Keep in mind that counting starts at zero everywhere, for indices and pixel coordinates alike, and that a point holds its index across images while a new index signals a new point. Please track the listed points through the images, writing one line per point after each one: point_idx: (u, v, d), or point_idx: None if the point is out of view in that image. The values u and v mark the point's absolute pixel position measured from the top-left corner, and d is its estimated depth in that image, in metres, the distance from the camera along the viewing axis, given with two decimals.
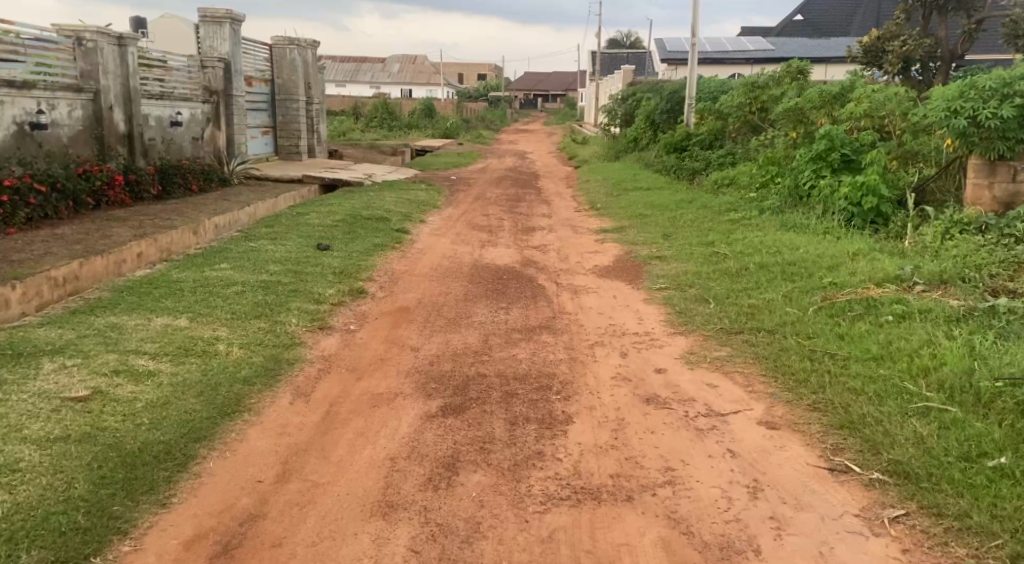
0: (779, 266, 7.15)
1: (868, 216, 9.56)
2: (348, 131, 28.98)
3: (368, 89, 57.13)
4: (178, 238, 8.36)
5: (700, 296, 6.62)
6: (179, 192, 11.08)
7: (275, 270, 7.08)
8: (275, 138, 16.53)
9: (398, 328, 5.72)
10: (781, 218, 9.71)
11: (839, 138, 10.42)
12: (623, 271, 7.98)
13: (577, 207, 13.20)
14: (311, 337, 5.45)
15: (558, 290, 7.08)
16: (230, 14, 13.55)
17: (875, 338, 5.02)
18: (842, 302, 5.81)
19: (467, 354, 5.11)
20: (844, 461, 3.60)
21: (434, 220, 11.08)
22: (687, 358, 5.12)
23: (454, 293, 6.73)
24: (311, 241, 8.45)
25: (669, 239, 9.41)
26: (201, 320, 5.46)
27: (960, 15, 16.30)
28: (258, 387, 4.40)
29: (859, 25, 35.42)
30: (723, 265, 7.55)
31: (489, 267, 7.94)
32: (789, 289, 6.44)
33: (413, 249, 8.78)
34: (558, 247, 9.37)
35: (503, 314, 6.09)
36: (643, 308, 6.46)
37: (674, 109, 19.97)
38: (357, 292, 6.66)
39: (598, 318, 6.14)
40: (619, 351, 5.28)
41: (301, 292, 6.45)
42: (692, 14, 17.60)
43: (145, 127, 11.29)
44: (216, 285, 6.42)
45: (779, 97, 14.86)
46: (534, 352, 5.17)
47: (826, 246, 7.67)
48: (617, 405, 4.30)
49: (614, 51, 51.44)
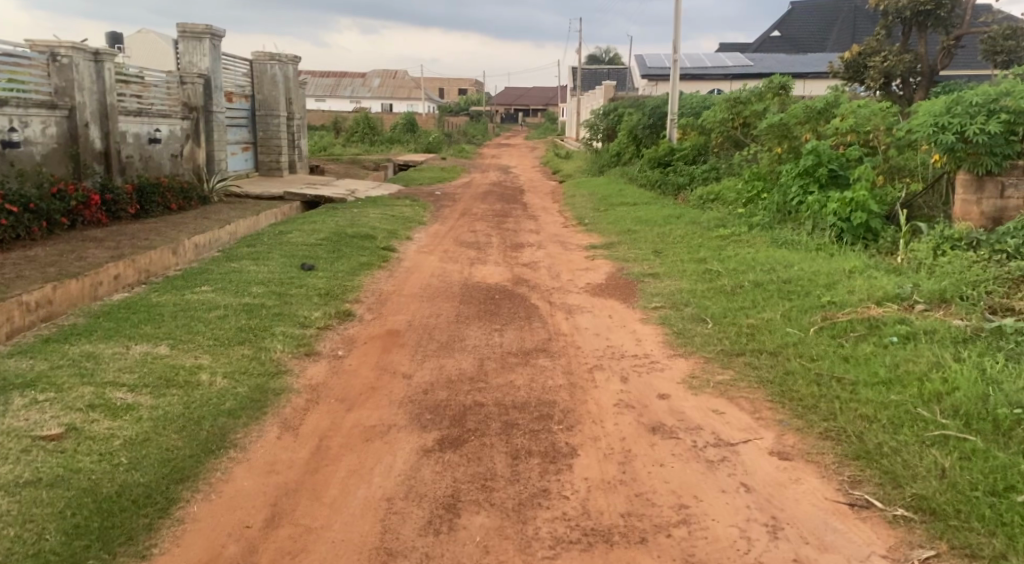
0: (775, 284, 7.00)
1: (857, 231, 9.42)
2: (328, 146, 28.74)
3: (347, 103, 56.90)
4: (156, 258, 8.10)
5: (697, 316, 6.45)
6: (157, 210, 10.81)
7: (258, 292, 6.84)
8: (255, 154, 16.27)
9: (388, 353, 5.50)
10: (772, 234, 9.60)
11: (827, 154, 10.35)
12: (616, 289, 7.81)
13: (564, 223, 13.05)
14: (298, 365, 5.22)
15: (551, 310, 6.89)
16: (210, 29, 13.34)
17: (881, 360, 4.86)
18: (843, 322, 5.65)
19: (461, 381, 4.90)
20: (864, 496, 3.42)
21: (420, 237, 10.88)
22: (689, 382, 4.94)
23: (444, 315, 6.53)
24: (295, 261, 8.22)
25: (660, 255, 9.26)
26: (182, 347, 5.22)
27: (940, 31, 16.30)
28: (244, 420, 4.17)
29: (836, 40, 35.72)
30: (717, 282, 7.40)
31: (479, 286, 7.74)
32: (787, 308, 6.29)
33: (400, 268, 8.57)
34: (548, 264, 9.20)
35: (496, 337, 5.89)
36: (640, 328, 6.30)
37: (656, 125, 19.94)
38: (344, 315, 6.44)
39: (595, 340, 5.96)
40: (619, 376, 5.09)
41: (286, 315, 6.22)
42: (673, 30, 17.62)
43: (122, 145, 11.02)
44: (197, 309, 6.17)
45: (763, 112, 14.85)
46: (531, 378, 4.97)
47: (820, 263, 7.55)
48: (621, 434, 4.11)
49: (593, 66, 51.60)
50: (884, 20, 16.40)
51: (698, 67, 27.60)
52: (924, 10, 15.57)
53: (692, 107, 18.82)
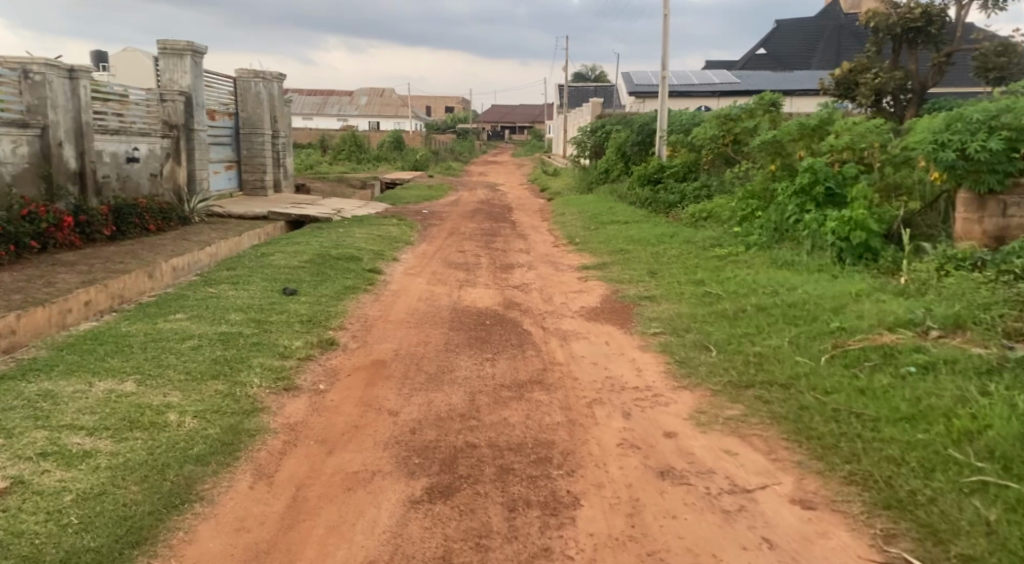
0: (779, 308, 6.70)
1: (856, 251, 9.15)
2: (314, 163, 28.41)
3: (335, 121, 56.68)
4: (130, 283, 7.72)
5: (699, 343, 6.13)
6: (135, 232, 10.43)
7: (236, 320, 6.47)
8: (238, 172, 15.91)
9: (373, 387, 5.15)
10: (770, 255, 9.32)
11: (824, 171, 10.09)
12: (612, 312, 7.49)
13: (554, 242, 12.75)
14: (275, 401, 4.86)
15: (545, 336, 6.56)
16: (191, 46, 12.99)
17: (902, 393, 4.55)
18: (856, 351, 5.35)
19: (452, 417, 4.55)
20: (901, 555, 3.14)
21: (407, 258, 10.54)
22: (697, 418, 4.62)
23: (433, 343, 6.17)
24: (276, 285, 7.85)
25: (656, 276, 8.97)
26: (151, 383, 4.84)
27: (930, 48, 16.17)
28: (213, 467, 3.80)
29: (822, 56, 35.72)
30: (718, 306, 7.10)
31: (469, 310, 7.41)
32: (794, 335, 5.99)
33: (386, 292, 8.23)
34: (540, 286, 8.88)
35: (489, 367, 5.54)
36: (640, 356, 5.97)
37: (645, 142, 19.55)
38: (327, 343, 6.08)
39: (593, 370, 5.63)
40: (621, 411, 4.76)
41: (265, 345, 5.85)
42: (662, 47, 17.47)
43: (98, 164, 10.66)
44: (169, 339, 5.79)
45: (754, 129, 14.62)
46: (527, 414, 4.63)
47: (824, 286, 7.27)
48: (627, 481, 3.78)
49: (580, 84, 51.58)
50: (875, 37, 16.27)
51: (686, 84, 27.48)
52: (914, 27, 15.45)
53: (681, 124, 18.46)
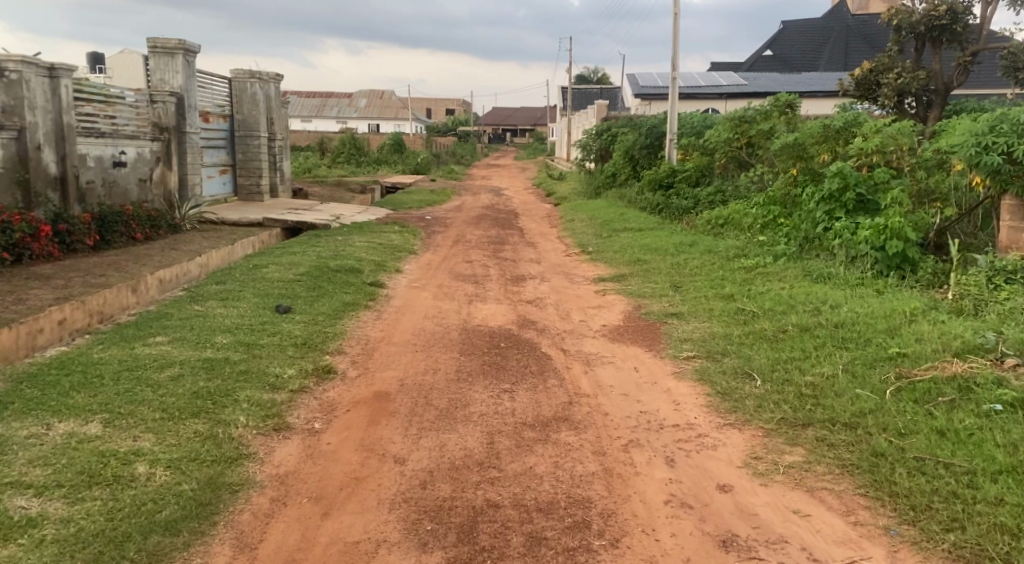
0: (825, 330, 6.05)
1: (891, 262, 8.53)
2: (313, 167, 27.75)
3: (335, 124, 56.16)
4: (112, 298, 7.10)
5: (739, 371, 5.49)
6: (121, 240, 9.79)
7: (222, 343, 5.83)
8: (233, 177, 15.25)
9: (376, 426, 4.50)
10: (802, 266, 8.68)
11: (854, 175, 9.43)
12: (637, 332, 6.84)
13: (565, 250, 12.12)
14: (263, 444, 4.21)
15: (567, 361, 5.90)
16: (183, 45, 12.36)
17: (993, 437, 3.91)
18: (925, 383, 4.69)
19: (468, 466, 3.91)
20: None
21: (411, 268, 9.90)
22: (754, 467, 3.99)
23: (443, 370, 5.52)
24: (269, 302, 7.21)
25: (679, 290, 8.33)
26: (120, 423, 4.20)
27: (955, 47, 15.50)
28: (185, 539, 3.21)
29: (828, 59, 35.06)
30: (754, 326, 6.46)
31: (481, 330, 6.77)
32: (847, 362, 5.34)
33: (390, 308, 7.59)
34: (554, 301, 8.24)
35: (507, 400, 4.90)
36: (675, 386, 5.32)
37: (654, 144, 18.98)
38: (324, 371, 5.43)
39: (624, 403, 4.97)
40: (663, 456, 4.13)
41: (254, 375, 5.20)
42: (673, 48, 16.90)
43: (82, 169, 10.03)
44: (146, 368, 5.14)
45: (770, 132, 13.97)
46: (555, 461, 3.99)
47: (870, 303, 6.62)
48: (683, 555, 3.21)
49: (582, 87, 50.95)
50: (896, 35, 15.64)
51: (692, 86, 26.84)
52: (940, 25, 14.84)
53: (691, 128, 18.08)
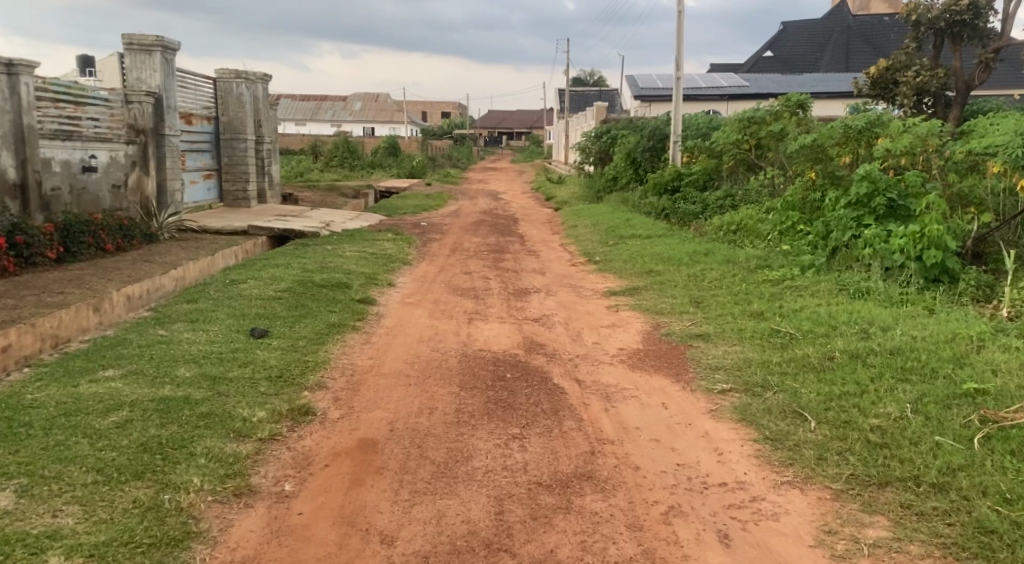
0: (879, 358, 5.26)
1: (930, 273, 7.78)
2: (305, 171, 26.91)
3: (329, 126, 55.54)
4: (69, 319, 6.29)
5: (787, 410, 4.68)
6: (88, 252, 8.96)
7: (185, 377, 5.01)
8: (218, 182, 14.41)
9: (360, 487, 3.71)
10: (835, 279, 7.89)
11: (884, 179, 8.59)
12: (660, 357, 6.05)
13: (570, 260, 11.34)
14: (218, 515, 3.43)
15: (583, 395, 5.10)
16: (161, 41, 11.51)
17: None
18: (1021, 431, 3.91)
19: (473, 551, 3.18)
20: None
21: (404, 281, 9.10)
22: (831, 547, 3.25)
23: (441, 409, 4.71)
24: (245, 324, 6.39)
25: (701, 306, 7.55)
26: (41, 492, 3.41)
27: (976, 44, 14.64)
28: None
29: (830, 61, 34.30)
30: (794, 352, 5.66)
31: (484, 356, 5.98)
32: (914, 400, 4.54)
33: (381, 329, 6.79)
34: (563, 319, 7.44)
35: (517, 449, 4.11)
36: (714, 429, 4.52)
37: (657, 147, 18.12)
38: (300, 412, 4.61)
39: (657, 453, 4.18)
40: (714, 530, 3.38)
41: (217, 419, 4.39)
42: (678, 46, 16.12)
43: (45, 175, 9.22)
44: (88, 411, 4.32)
45: (780, 134, 13.07)
46: (581, 542, 3.26)
47: (922, 326, 5.82)
48: None
49: (580, 90, 50.24)
50: (913, 32, 14.89)
51: (693, 87, 26.08)
52: (960, 20, 14.06)
53: (696, 129, 17.45)
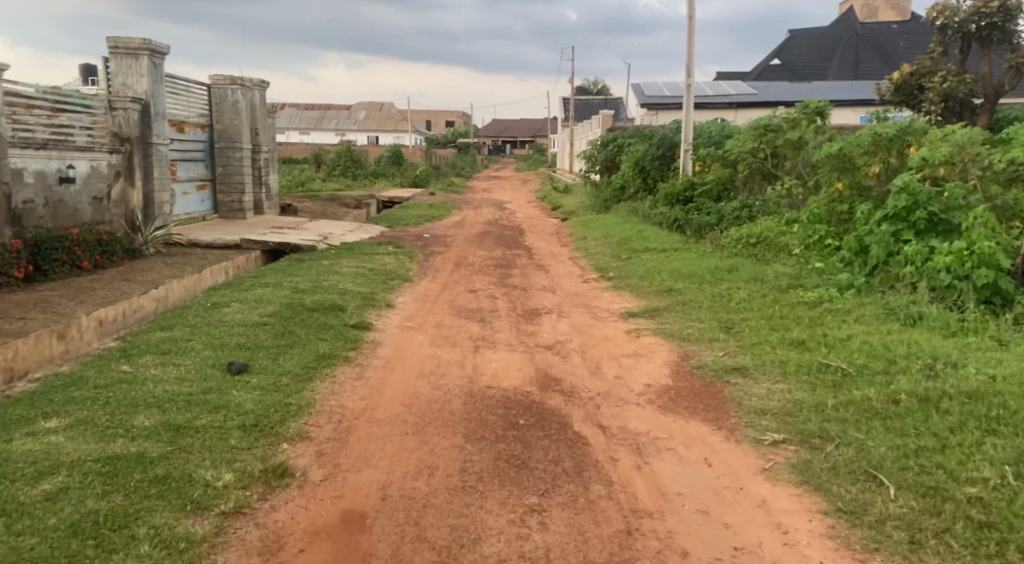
0: (955, 404, 4.46)
1: (981, 294, 6.99)
2: (306, 180, 26.21)
3: (333, 136, 55.04)
4: (26, 351, 5.55)
5: (857, 470, 3.88)
6: (61, 271, 8.23)
7: (144, 427, 4.25)
8: (212, 192, 13.69)
9: None
10: (880, 302, 7.08)
11: (923, 192, 7.69)
12: (695, 397, 5.28)
13: (582, 276, 10.60)
14: None
15: (610, 448, 4.33)
16: (149, 45, 10.78)
17: None
18: None
19: None
20: None
21: (404, 302, 8.35)
22: None
23: (443, 469, 3.94)
24: (222, 357, 5.64)
25: (732, 333, 6.77)
26: None
27: (1005, 48, 13.85)
28: None
29: (839, 67, 33.51)
30: (852, 394, 4.86)
31: (492, 395, 5.20)
32: (1012, 460, 3.75)
33: (377, 360, 6.03)
34: (579, 347, 6.67)
35: (536, 528, 3.36)
36: (773, 496, 3.75)
37: (666, 156, 17.44)
38: (276, 473, 3.85)
39: (707, 531, 3.42)
40: None
41: (174, 484, 3.63)
42: (687, 52, 15.39)
43: (17, 187, 8.48)
44: (16, 478, 3.56)
45: (798, 143, 12.48)
46: None
47: (996, 364, 5.03)
48: None
49: (585, 99, 49.64)
50: (940, 35, 14.11)
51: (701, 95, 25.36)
52: (990, 22, 13.27)
53: (708, 137, 16.71)
